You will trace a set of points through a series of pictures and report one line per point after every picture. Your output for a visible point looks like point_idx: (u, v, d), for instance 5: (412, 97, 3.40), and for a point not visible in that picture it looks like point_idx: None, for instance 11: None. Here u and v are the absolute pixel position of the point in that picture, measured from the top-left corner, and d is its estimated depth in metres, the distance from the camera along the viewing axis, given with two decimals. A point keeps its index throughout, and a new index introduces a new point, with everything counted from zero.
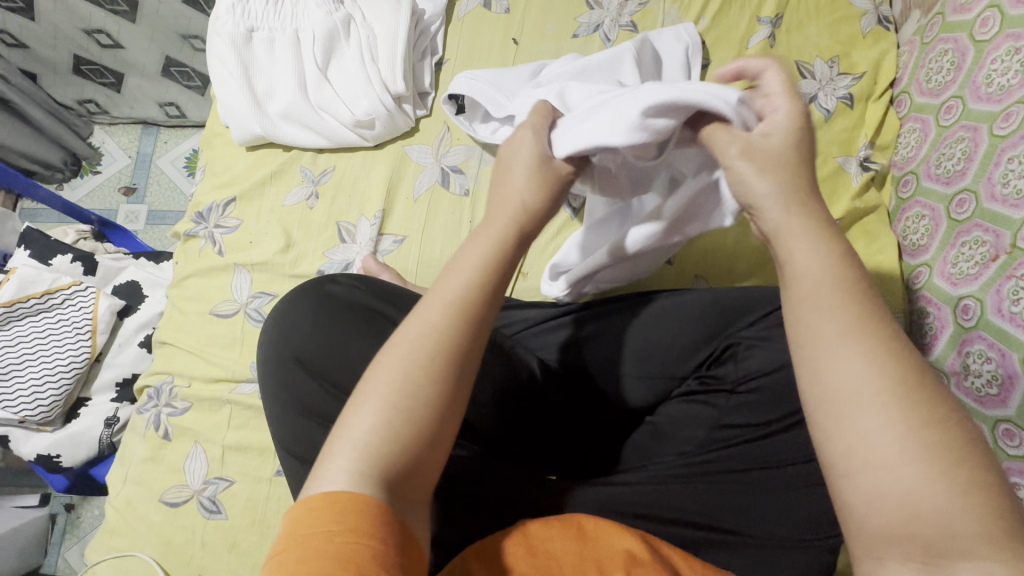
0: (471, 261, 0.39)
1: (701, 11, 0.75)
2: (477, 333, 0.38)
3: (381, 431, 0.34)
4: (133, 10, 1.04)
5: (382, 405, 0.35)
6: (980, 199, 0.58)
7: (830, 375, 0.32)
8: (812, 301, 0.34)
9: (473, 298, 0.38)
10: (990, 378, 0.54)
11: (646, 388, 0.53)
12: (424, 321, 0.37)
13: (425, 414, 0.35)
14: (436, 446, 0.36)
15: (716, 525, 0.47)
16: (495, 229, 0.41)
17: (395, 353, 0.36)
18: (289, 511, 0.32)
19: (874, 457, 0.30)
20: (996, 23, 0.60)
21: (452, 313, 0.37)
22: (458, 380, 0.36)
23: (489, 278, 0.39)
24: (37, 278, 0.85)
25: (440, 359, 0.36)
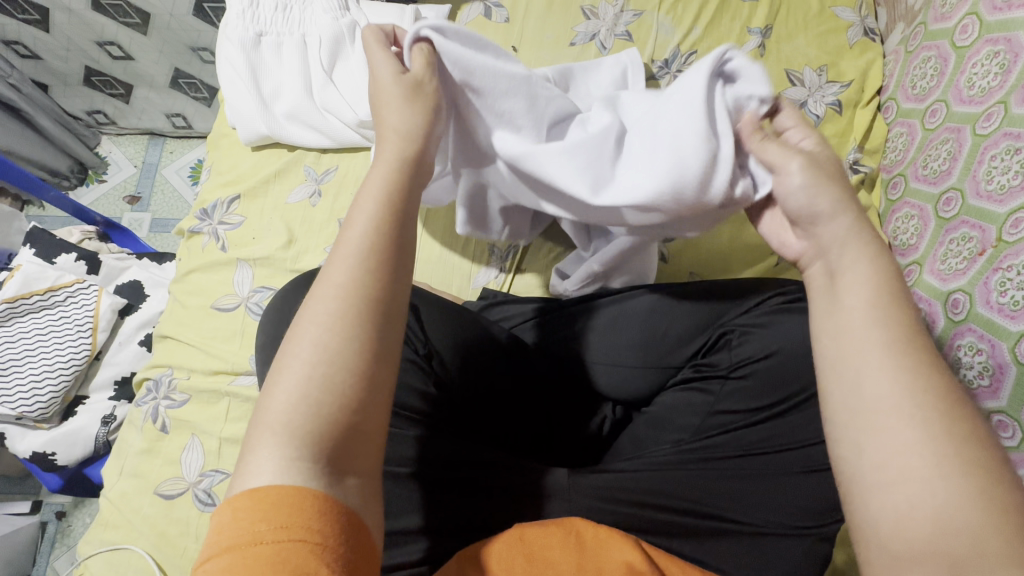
0: (363, 208, 0.39)
1: (693, 23, 0.78)
2: (384, 280, 0.36)
3: (304, 405, 0.32)
4: (145, 23, 1.06)
5: (298, 377, 0.33)
6: (965, 197, 0.60)
7: (864, 390, 0.34)
8: (846, 319, 0.37)
9: (376, 244, 0.37)
10: (981, 369, 0.55)
11: (641, 379, 0.54)
12: (328, 283, 0.35)
13: (350, 377, 0.33)
14: (366, 412, 0.33)
15: (711, 513, 0.47)
16: (375, 173, 0.41)
17: (306, 324, 0.34)
18: (216, 515, 0.29)
19: (898, 472, 0.31)
20: (976, 29, 0.63)
21: (360, 265, 0.36)
22: (378, 335, 0.35)
23: (388, 225, 0.38)
24: (41, 276, 0.87)
25: (356, 316, 0.34)
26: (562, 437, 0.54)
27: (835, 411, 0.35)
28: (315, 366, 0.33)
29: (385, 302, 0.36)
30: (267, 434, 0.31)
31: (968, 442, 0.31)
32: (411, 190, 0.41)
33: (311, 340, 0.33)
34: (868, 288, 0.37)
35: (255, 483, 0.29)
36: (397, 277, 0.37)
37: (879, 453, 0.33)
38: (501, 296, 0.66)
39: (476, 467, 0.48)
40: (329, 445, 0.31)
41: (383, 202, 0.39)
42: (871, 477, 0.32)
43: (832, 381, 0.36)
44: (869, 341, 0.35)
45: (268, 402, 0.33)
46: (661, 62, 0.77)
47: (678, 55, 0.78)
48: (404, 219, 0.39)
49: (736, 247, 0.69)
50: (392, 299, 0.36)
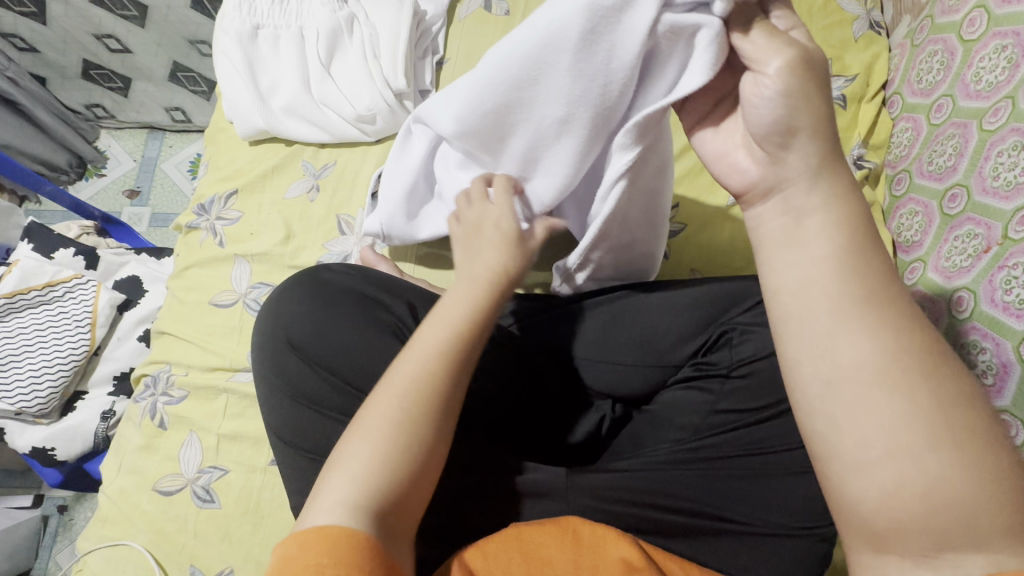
0: (446, 304, 0.43)
1: None
2: (453, 369, 0.39)
3: (371, 463, 0.35)
4: (143, 16, 1.05)
5: (366, 442, 0.36)
6: (971, 193, 0.59)
7: (834, 364, 0.33)
8: (818, 289, 0.35)
9: (450, 339, 0.40)
10: (985, 368, 0.54)
11: (641, 378, 0.54)
12: (400, 365, 0.39)
13: (407, 438, 0.37)
14: (422, 478, 0.37)
15: (709, 513, 0.47)
16: (465, 277, 0.44)
17: (378, 398, 0.38)
18: (281, 544, 0.32)
19: (873, 450, 0.31)
20: (984, 23, 0.62)
21: (433, 351, 0.39)
22: (444, 421, 0.38)
23: (464, 321, 0.41)
24: (39, 271, 0.87)
25: (421, 389, 0.38)
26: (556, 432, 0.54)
27: (807, 385, 0.34)
28: (378, 432, 0.36)
29: (453, 386, 0.39)
30: (334, 484, 0.35)
31: (947, 410, 0.30)
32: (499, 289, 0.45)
33: (381, 412, 0.37)
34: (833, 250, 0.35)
35: (320, 523, 0.33)
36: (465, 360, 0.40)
37: (856, 430, 0.32)
38: None
39: (476, 466, 0.48)
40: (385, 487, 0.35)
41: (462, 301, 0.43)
42: (846, 457, 0.32)
43: (802, 352, 0.35)
44: (835, 309, 0.34)
45: (337, 455, 0.37)
46: None
47: None
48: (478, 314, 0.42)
49: (738, 243, 0.68)
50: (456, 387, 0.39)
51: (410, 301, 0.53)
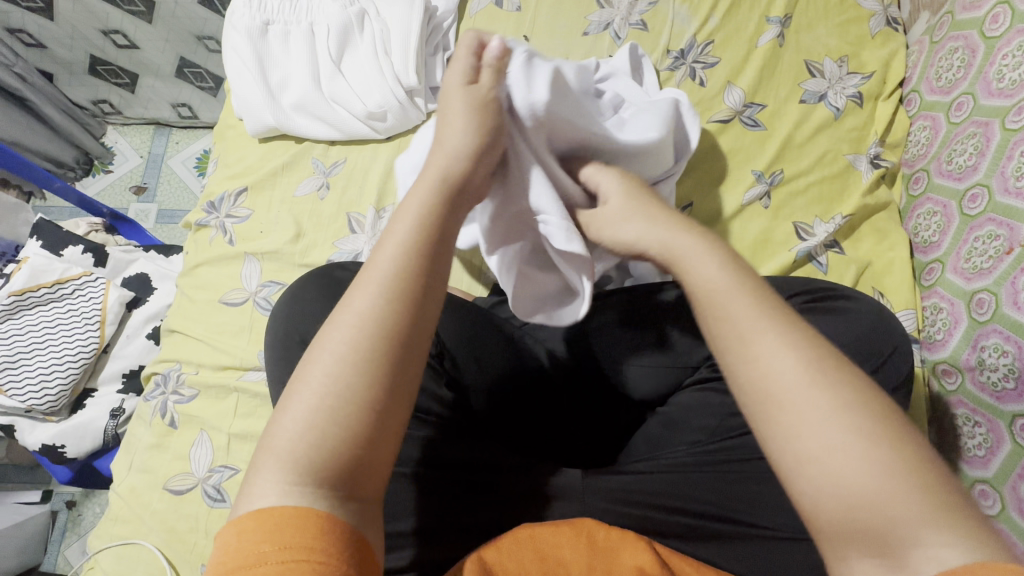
0: (398, 240, 0.37)
1: (710, 11, 0.77)
2: (409, 323, 0.35)
3: (309, 434, 0.31)
4: (150, 10, 1.05)
5: (302, 408, 0.32)
6: (992, 194, 0.58)
7: (760, 371, 0.32)
8: (725, 301, 0.35)
9: (404, 285, 0.35)
10: (1006, 371, 0.54)
11: (658, 379, 0.52)
12: (343, 317, 0.34)
13: (352, 407, 0.32)
14: (376, 445, 0.32)
15: (730, 517, 0.46)
16: (421, 197, 0.40)
17: (318, 357, 0.33)
18: (221, 536, 0.29)
19: (806, 449, 0.30)
20: (1007, 19, 0.60)
21: (383, 297, 0.35)
22: (389, 375, 0.33)
23: (416, 261, 0.36)
24: (48, 268, 0.86)
25: (370, 346, 0.33)
26: (572, 432, 0.53)
27: (738, 393, 0.33)
28: (319, 398, 0.32)
29: (411, 342, 0.34)
30: (268, 458, 0.31)
31: (863, 404, 0.30)
32: (450, 219, 0.40)
33: (319, 373, 0.33)
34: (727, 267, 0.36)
35: (258, 506, 0.29)
36: (426, 313, 0.36)
37: (787, 430, 0.30)
38: None
39: (494, 470, 0.47)
40: (337, 462, 0.31)
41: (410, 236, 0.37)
42: (786, 460, 0.30)
43: (730, 363, 0.34)
44: (746, 317, 0.34)
45: (272, 428, 0.32)
46: (677, 52, 0.76)
47: (694, 45, 0.76)
48: (435, 256, 0.37)
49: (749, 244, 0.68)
50: (414, 344, 0.35)
51: None
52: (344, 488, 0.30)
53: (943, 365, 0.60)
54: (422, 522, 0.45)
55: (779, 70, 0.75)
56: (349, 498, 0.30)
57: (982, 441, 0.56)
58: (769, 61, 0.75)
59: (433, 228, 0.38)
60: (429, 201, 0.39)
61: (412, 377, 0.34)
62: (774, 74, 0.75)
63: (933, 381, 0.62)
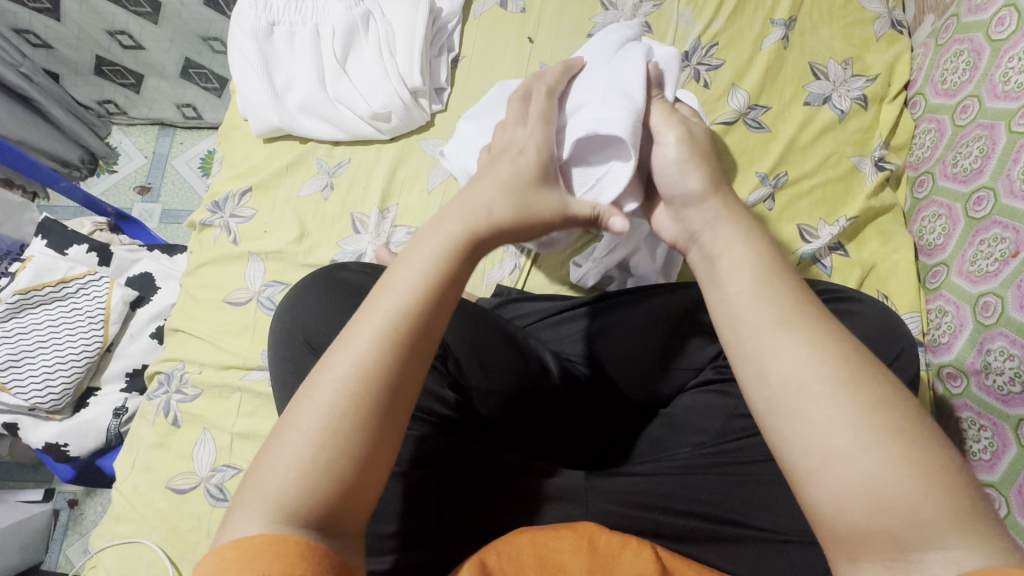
0: (404, 287, 0.35)
1: (715, 13, 0.77)
2: (404, 377, 0.33)
3: (292, 478, 0.30)
4: (156, 12, 1.05)
5: (289, 450, 0.31)
6: (998, 196, 0.58)
7: (778, 365, 0.31)
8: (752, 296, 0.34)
9: (405, 337, 0.34)
10: (1012, 375, 0.53)
11: (660, 381, 0.52)
12: (339, 362, 0.33)
13: (337, 455, 0.31)
14: (357, 495, 0.31)
15: (735, 520, 0.46)
16: (446, 238, 0.37)
17: (312, 397, 0.32)
18: (200, 562, 0.28)
19: (834, 448, 0.28)
20: (1013, 22, 0.60)
21: (387, 352, 0.33)
22: (381, 433, 0.32)
23: (418, 314, 0.34)
24: (53, 267, 0.87)
25: (362, 397, 0.32)
26: (574, 437, 0.53)
27: (758, 388, 0.32)
28: (305, 443, 0.31)
29: (403, 396, 0.33)
30: (253, 494, 0.30)
31: (893, 405, 0.29)
32: (467, 266, 0.37)
33: (310, 419, 0.32)
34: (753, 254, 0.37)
35: (241, 538, 0.29)
36: (419, 367, 0.34)
37: (813, 426, 0.29)
38: (515, 293, 0.64)
39: (491, 470, 0.47)
40: (318, 505, 0.30)
41: (421, 282, 0.35)
42: (810, 458, 0.29)
43: (748, 353, 0.33)
44: (765, 309, 0.33)
45: (260, 462, 0.32)
46: (681, 53, 0.76)
47: (699, 47, 0.76)
48: (440, 307, 0.35)
49: None
50: (406, 399, 0.33)
51: None
52: (325, 528, 0.30)
53: (948, 368, 0.60)
54: (407, 526, 0.45)
55: (784, 72, 0.75)
56: (331, 538, 0.30)
57: (988, 445, 0.56)
58: (774, 63, 0.75)
59: (444, 276, 0.36)
60: (446, 245, 0.37)
61: (399, 429, 0.33)
62: (779, 75, 0.75)
63: (937, 384, 0.62)
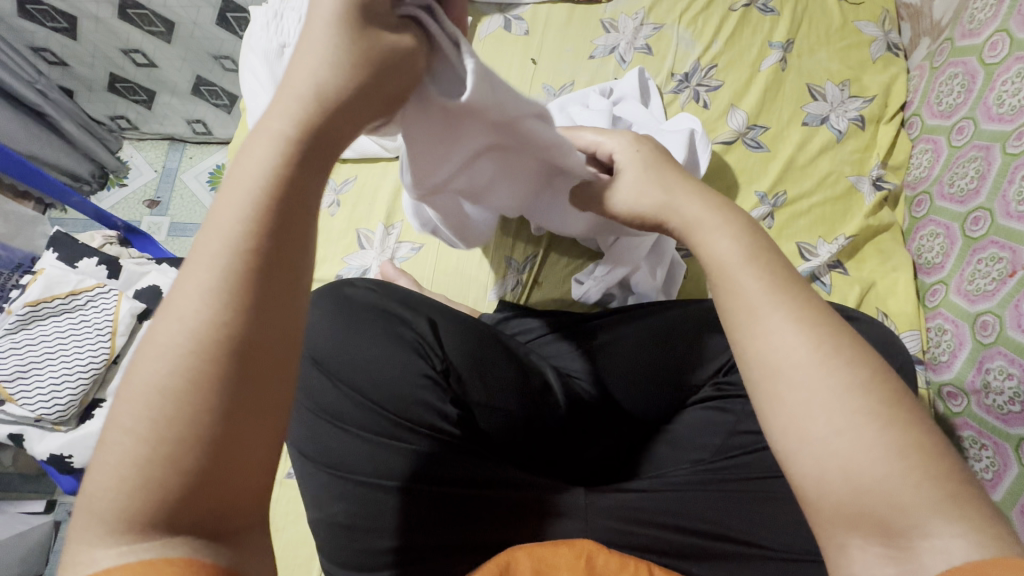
0: (225, 226, 0.27)
1: (714, 36, 0.79)
2: (249, 335, 0.26)
3: (133, 484, 0.24)
4: (169, 31, 1.08)
5: (121, 454, 0.25)
6: (995, 217, 0.58)
7: (762, 342, 0.32)
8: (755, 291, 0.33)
9: (237, 284, 0.26)
10: (1012, 395, 0.53)
11: (660, 399, 0.52)
12: (159, 333, 0.26)
13: (180, 448, 0.25)
14: (234, 479, 0.25)
15: (733, 537, 0.46)
16: (278, 128, 0.29)
17: (134, 383, 0.25)
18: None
19: (812, 431, 0.29)
20: (1006, 47, 0.61)
21: (227, 281, 0.26)
22: (237, 392, 0.25)
23: (250, 260, 0.26)
24: (63, 279, 0.88)
25: (195, 371, 0.25)
26: (571, 450, 0.52)
27: (747, 368, 0.32)
28: (139, 440, 0.25)
29: (257, 358, 0.26)
30: (93, 515, 0.24)
31: (886, 394, 0.29)
32: (309, 183, 0.29)
33: (136, 410, 0.25)
34: (740, 245, 0.36)
35: (87, 572, 0.23)
36: (268, 320, 0.26)
37: (792, 407, 0.30)
38: (516, 309, 0.65)
39: (487, 485, 0.47)
40: (182, 507, 0.24)
41: (245, 214, 0.27)
42: (788, 441, 0.30)
43: (737, 336, 0.33)
44: (752, 289, 0.34)
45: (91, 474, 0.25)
46: (681, 75, 0.77)
47: (698, 69, 0.78)
48: (280, 241, 0.27)
49: None
50: (263, 360, 0.26)
51: (430, 318, 0.51)
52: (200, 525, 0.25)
53: (949, 387, 0.60)
54: (406, 542, 0.46)
55: (782, 93, 0.76)
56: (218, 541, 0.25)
57: (989, 464, 0.56)
58: (772, 84, 0.76)
59: (268, 200, 0.27)
60: (270, 161, 0.28)
61: (266, 398, 0.26)
62: (777, 96, 0.76)
63: (938, 403, 0.62)
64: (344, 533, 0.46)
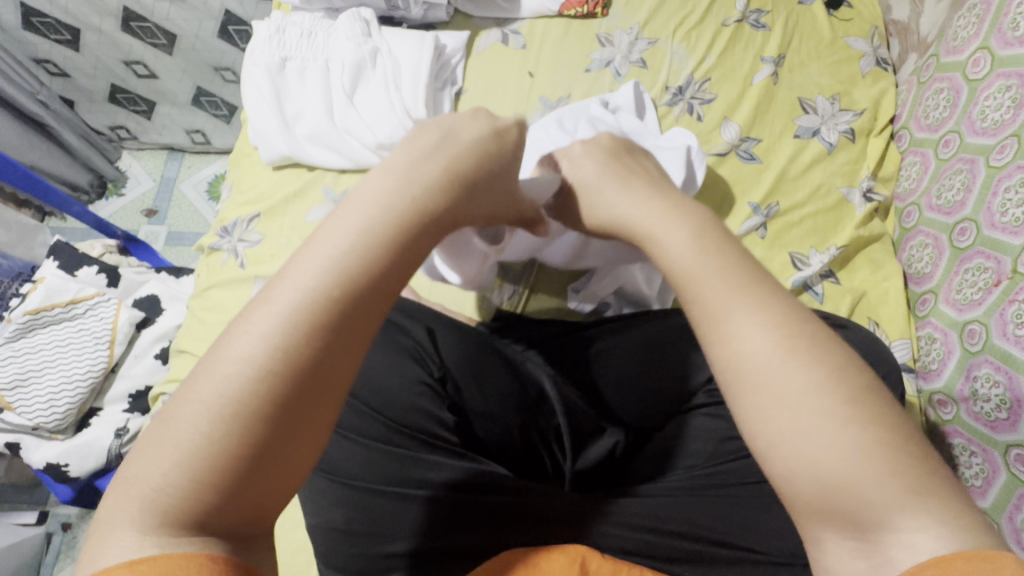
0: (322, 260, 0.31)
1: (707, 51, 0.81)
2: (318, 362, 0.29)
3: (187, 479, 0.27)
4: (171, 43, 1.10)
5: (179, 450, 0.27)
6: (980, 228, 0.60)
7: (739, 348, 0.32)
8: (744, 294, 0.34)
9: (322, 311, 0.30)
10: (999, 402, 0.54)
11: (655, 407, 0.53)
12: (233, 347, 0.29)
13: (235, 453, 0.27)
14: (278, 475, 0.29)
15: (724, 541, 0.46)
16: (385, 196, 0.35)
17: (207, 386, 0.28)
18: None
19: (780, 434, 0.30)
20: (988, 63, 0.63)
21: (305, 305, 0.30)
22: (298, 399, 0.29)
23: (338, 296, 0.30)
24: (63, 288, 0.89)
25: (268, 387, 0.28)
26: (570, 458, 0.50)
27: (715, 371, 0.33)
28: (197, 441, 0.27)
29: (319, 375, 0.29)
30: (135, 504, 0.27)
31: (863, 400, 0.30)
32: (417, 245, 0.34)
33: (203, 412, 0.28)
34: (728, 254, 0.37)
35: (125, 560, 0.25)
36: (337, 352, 0.30)
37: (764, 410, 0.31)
38: (514, 317, 0.66)
39: (488, 491, 0.47)
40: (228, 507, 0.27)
41: (343, 257, 0.31)
42: (757, 442, 0.31)
43: (709, 343, 0.34)
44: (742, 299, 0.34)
45: (142, 461, 0.28)
46: (675, 88, 0.79)
47: (692, 82, 0.79)
48: (364, 284, 0.31)
49: None
50: (324, 385, 0.29)
51: (429, 326, 0.51)
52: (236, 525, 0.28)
53: (939, 395, 0.61)
54: (408, 546, 0.46)
55: (774, 106, 0.78)
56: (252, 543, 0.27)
57: (979, 471, 0.57)
58: (764, 97, 0.78)
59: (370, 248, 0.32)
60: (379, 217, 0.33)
61: (321, 418, 0.30)
62: (769, 109, 0.78)
63: (929, 411, 0.63)
64: (345, 538, 0.46)
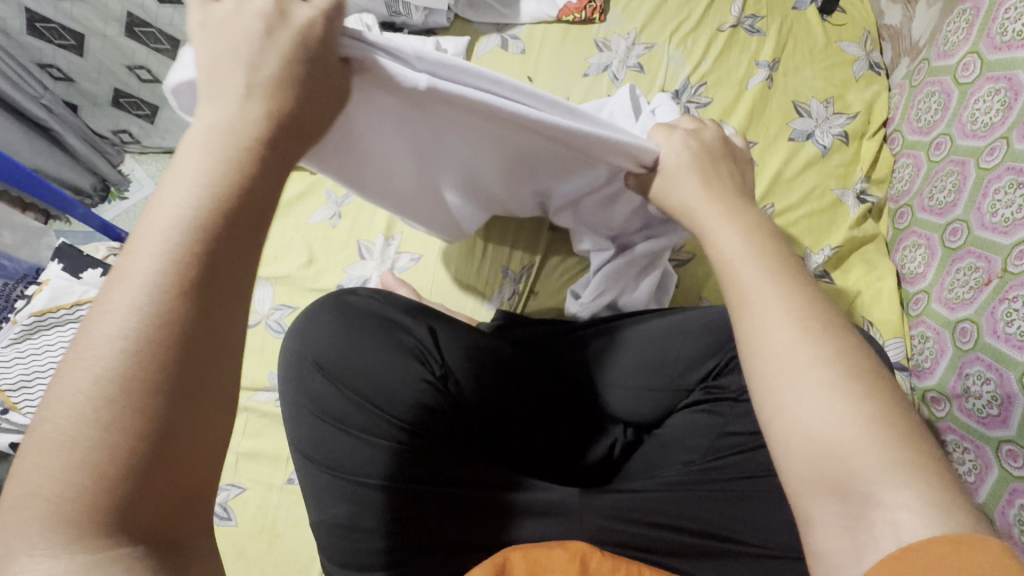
0: (171, 206, 0.27)
1: (703, 55, 0.82)
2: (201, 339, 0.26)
3: (80, 485, 0.24)
4: (175, 49, 1.11)
5: (59, 455, 0.24)
6: (971, 228, 0.61)
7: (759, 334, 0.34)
8: (738, 286, 0.35)
9: (179, 259, 0.26)
10: (990, 399, 0.55)
11: (652, 402, 0.54)
12: (110, 314, 0.25)
13: (120, 450, 0.24)
14: (184, 462, 0.26)
15: (721, 534, 0.47)
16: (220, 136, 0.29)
17: (69, 381, 0.25)
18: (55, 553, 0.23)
19: (783, 400, 0.31)
20: (977, 67, 0.65)
21: (166, 264, 0.26)
22: (167, 366, 0.25)
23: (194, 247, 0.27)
24: (68, 290, 0.90)
25: (144, 371, 0.25)
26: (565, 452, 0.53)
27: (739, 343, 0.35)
28: (75, 442, 0.24)
29: (204, 341, 0.26)
30: (34, 516, 0.24)
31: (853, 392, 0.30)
32: (260, 187, 0.29)
33: (70, 411, 0.24)
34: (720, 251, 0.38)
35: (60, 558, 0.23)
36: (221, 324, 0.27)
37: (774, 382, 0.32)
38: (513, 317, 0.67)
39: (467, 485, 0.48)
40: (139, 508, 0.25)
41: (187, 215, 0.27)
42: (764, 409, 0.32)
43: None
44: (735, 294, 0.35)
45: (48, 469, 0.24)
46: (672, 92, 0.80)
47: (688, 86, 0.81)
48: (222, 238, 0.27)
49: None
50: (218, 362, 0.27)
51: (429, 324, 0.52)
52: (151, 527, 0.25)
53: (932, 393, 0.62)
54: (394, 542, 0.47)
55: (769, 109, 0.80)
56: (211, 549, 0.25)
57: (972, 467, 0.58)
58: (759, 101, 0.80)
59: (217, 202, 0.28)
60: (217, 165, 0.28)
61: (212, 400, 0.26)
62: (764, 113, 0.79)
63: (923, 409, 0.64)
64: (347, 533, 0.47)
